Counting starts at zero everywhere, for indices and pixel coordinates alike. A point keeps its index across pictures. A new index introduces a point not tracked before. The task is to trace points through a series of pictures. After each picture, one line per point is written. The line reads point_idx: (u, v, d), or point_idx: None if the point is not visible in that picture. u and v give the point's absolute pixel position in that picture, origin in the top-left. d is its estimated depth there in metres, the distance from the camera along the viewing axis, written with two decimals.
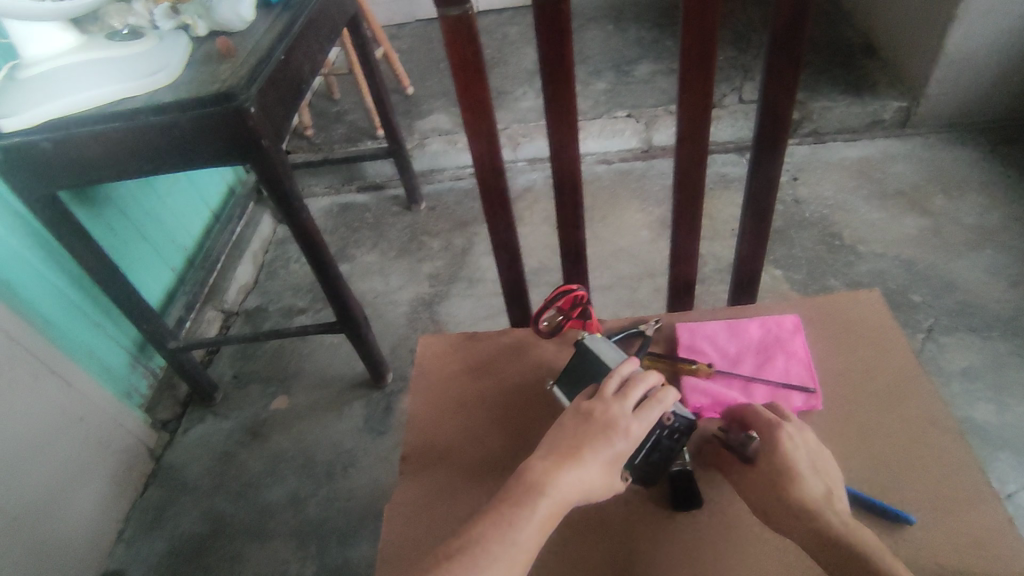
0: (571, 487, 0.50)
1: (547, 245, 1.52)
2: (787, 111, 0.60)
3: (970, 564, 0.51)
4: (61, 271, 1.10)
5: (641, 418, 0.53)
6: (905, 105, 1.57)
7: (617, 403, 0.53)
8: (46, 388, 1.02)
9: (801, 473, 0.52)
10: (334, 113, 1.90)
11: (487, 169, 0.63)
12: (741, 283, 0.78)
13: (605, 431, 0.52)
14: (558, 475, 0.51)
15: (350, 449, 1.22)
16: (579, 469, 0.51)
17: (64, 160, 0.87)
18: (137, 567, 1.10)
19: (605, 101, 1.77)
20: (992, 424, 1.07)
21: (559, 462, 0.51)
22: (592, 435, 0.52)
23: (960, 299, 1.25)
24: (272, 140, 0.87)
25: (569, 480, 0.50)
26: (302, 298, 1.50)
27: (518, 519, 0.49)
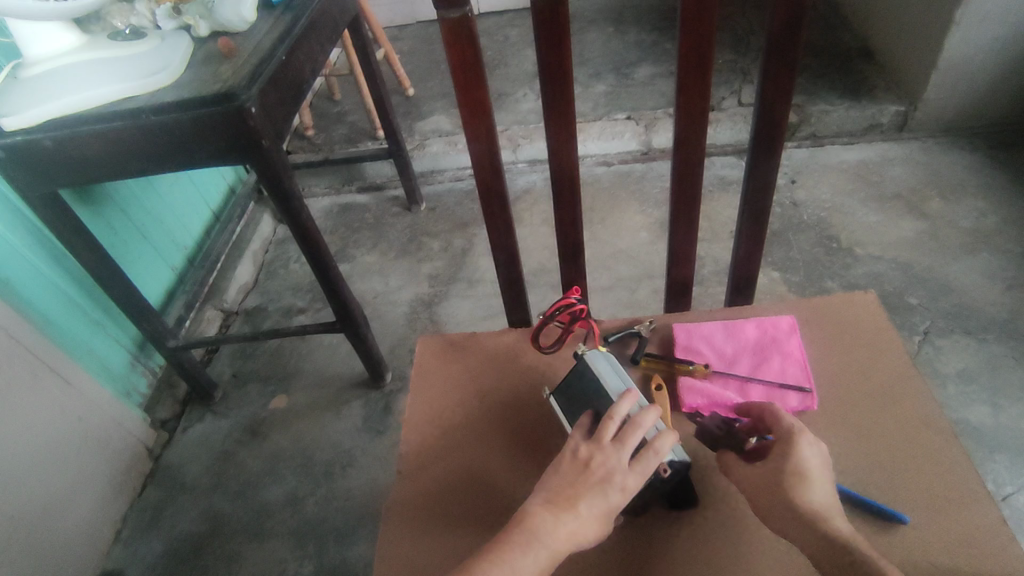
0: (566, 538, 0.50)
1: (547, 246, 1.53)
2: (784, 114, 0.60)
3: (962, 563, 0.51)
4: (61, 270, 1.11)
5: (639, 469, 0.52)
6: (902, 109, 1.58)
7: (616, 453, 0.53)
8: (45, 387, 1.02)
9: (807, 473, 0.51)
10: (335, 114, 1.91)
11: (486, 170, 0.64)
12: (738, 285, 0.78)
13: (603, 483, 0.52)
14: (552, 523, 0.50)
15: (348, 448, 1.22)
16: (573, 517, 0.51)
17: (65, 159, 0.87)
18: (136, 565, 1.10)
19: (605, 103, 1.77)
20: (987, 426, 1.08)
21: (554, 509, 0.51)
22: (587, 483, 0.52)
23: (956, 302, 1.26)
24: (272, 140, 0.87)
25: (562, 529, 0.50)
26: (301, 298, 1.51)
27: (512, 568, 0.49)
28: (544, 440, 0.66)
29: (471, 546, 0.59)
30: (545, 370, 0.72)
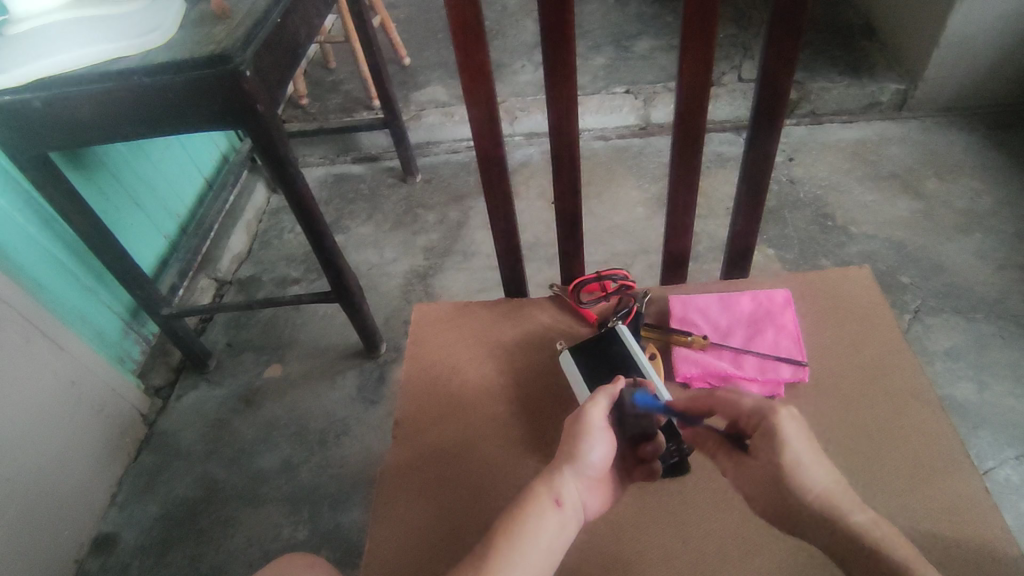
0: (548, 540, 0.52)
1: (543, 220, 1.53)
2: (786, 85, 0.60)
3: (945, 529, 0.53)
4: (52, 235, 1.09)
5: (597, 414, 0.56)
6: (902, 88, 1.58)
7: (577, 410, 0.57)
8: (37, 351, 1.02)
9: (805, 465, 0.50)
10: (329, 83, 1.87)
11: (485, 138, 0.63)
12: (734, 259, 0.78)
13: (570, 438, 0.55)
14: (537, 526, 0.52)
15: (343, 418, 1.23)
16: (556, 517, 0.52)
17: (56, 121, 0.85)
18: (131, 529, 1.11)
19: (604, 76, 1.75)
20: (972, 402, 1.10)
21: (536, 510, 0.52)
22: (563, 481, 0.54)
23: (947, 281, 1.27)
24: (266, 105, 0.86)
25: (545, 531, 0.52)
26: (295, 269, 1.50)
27: (510, 525, 0.52)
28: (539, 407, 0.67)
29: (463, 513, 0.61)
30: (542, 337, 0.73)
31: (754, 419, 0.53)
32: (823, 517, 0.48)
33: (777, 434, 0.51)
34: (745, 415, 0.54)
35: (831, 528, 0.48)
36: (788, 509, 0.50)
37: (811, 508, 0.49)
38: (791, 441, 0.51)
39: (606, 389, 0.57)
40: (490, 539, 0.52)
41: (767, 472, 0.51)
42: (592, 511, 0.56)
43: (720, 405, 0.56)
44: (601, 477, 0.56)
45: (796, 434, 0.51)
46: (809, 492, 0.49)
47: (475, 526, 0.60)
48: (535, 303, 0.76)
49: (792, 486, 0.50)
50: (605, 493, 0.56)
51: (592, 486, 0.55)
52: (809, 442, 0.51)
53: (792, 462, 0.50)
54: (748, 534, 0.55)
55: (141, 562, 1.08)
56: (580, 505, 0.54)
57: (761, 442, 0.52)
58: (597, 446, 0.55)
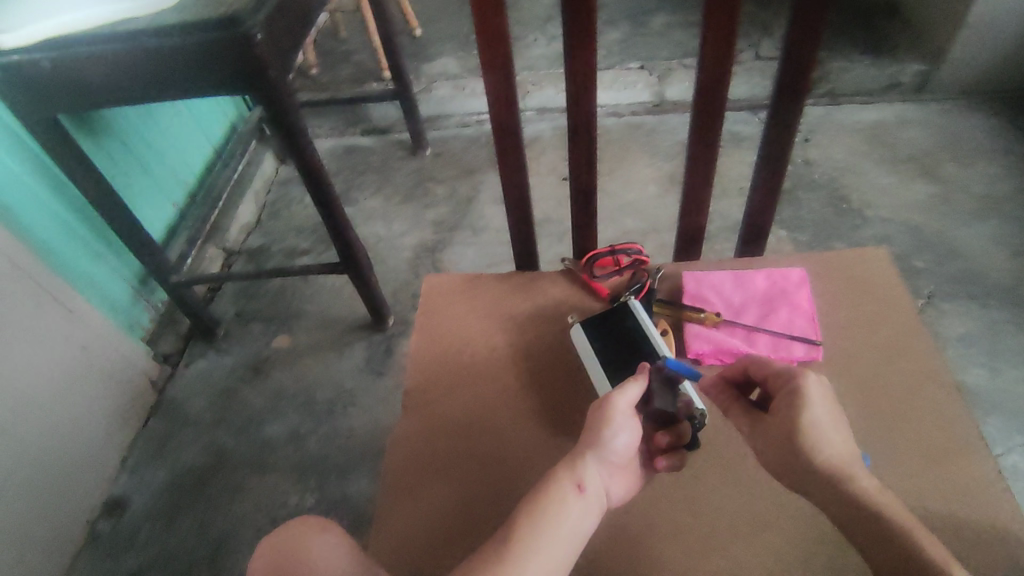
0: (572, 527, 0.50)
1: (553, 196, 1.51)
2: (811, 58, 0.58)
3: (956, 511, 0.53)
4: (62, 199, 1.09)
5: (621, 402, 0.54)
6: (924, 68, 1.54)
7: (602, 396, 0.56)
8: (48, 316, 1.02)
9: (818, 431, 0.50)
10: (339, 53, 1.85)
11: (500, 106, 0.62)
12: (749, 236, 0.77)
13: (595, 424, 0.53)
14: (561, 512, 0.50)
15: (351, 389, 1.24)
16: (577, 502, 0.51)
17: (65, 83, 0.84)
18: (141, 493, 1.13)
19: (619, 51, 1.72)
20: (983, 388, 1.09)
21: (559, 495, 0.50)
22: (586, 466, 0.52)
23: (962, 267, 1.25)
24: (277, 70, 0.85)
25: (569, 516, 0.50)
26: (304, 240, 1.50)
27: (531, 510, 0.50)
28: (549, 383, 0.67)
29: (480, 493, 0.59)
30: (553, 313, 0.72)
31: (781, 380, 0.53)
32: (832, 481, 0.49)
33: (803, 397, 0.51)
34: (771, 375, 0.54)
35: (833, 489, 0.49)
36: (798, 471, 0.50)
37: (816, 469, 0.49)
38: (813, 404, 0.51)
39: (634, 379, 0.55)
40: (509, 524, 0.50)
41: (783, 432, 0.51)
42: (614, 498, 0.54)
43: (750, 365, 0.56)
44: (624, 464, 0.54)
45: (819, 398, 0.52)
46: (821, 456, 0.49)
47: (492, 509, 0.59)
48: (546, 277, 0.76)
49: (808, 446, 0.50)
50: (627, 480, 0.55)
51: (615, 472, 0.54)
52: (827, 409, 0.51)
53: (812, 426, 0.50)
54: (755, 511, 0.55)
55: (151, 525, 1.09)
56: (602, 492, 0.52)
57: (783, 401, 0.52)
58: (621, 433, 0.53)
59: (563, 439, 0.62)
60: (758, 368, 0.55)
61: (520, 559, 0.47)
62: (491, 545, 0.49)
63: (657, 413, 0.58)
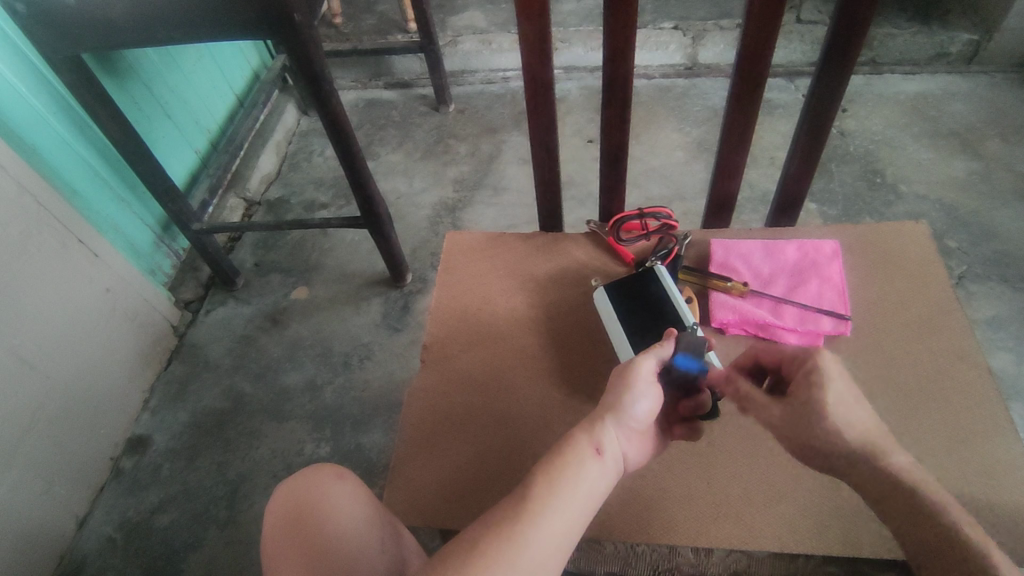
0: (589, 490, 0.49)
1: (577, 158, 1.48)
2: (866, 16, 0.54)
3: (977, 491, 0.52)
4: (86, 141, 1.09)
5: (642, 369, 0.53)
6: (975, 38, 1.46)
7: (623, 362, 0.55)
8: (74, 257, 1.03)
9: (844, 408, 0.49)
10: (364, 1, 1.80)
11: (534, 57, 0.60)
12: (782, 205, 0.75)
13: (616, 389, 0.53)
14: (578, 474, 0.49)
15: (367, 343, 1.25)
16: (595, 466, 0.50)
17: (88, 20, 0.83)
18: (162, 434, 1.16)
19: (652, 9, 1.66)
20: (1008, 373, 1.07)
21: (576, 457, 0.50)
22: (605, 430, 0.51)
23: (998, 248, 1.21)
24: (303, 13, 0.82)
25: (587, 478, 0.49)
26: (324, 193, 1.49)
27: (549, 470, 0.49)
28: (568, 344, 0.66)
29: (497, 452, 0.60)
30: (576, 275, 0.71)
31: (797, 360, 0.52)
32: (862, 461, 0.48)
33: (820, 372, 0.50)
34: (785, 357, 0.53)
35: (864, 470, 0.48)
36: (822, 450, 0.49)
37: (844, 448, 0.48)
38: (832, 380, 0.50)
39: (655, 349, 0.54)
40: (526, 483, 0.49)
41: (803, 410, 0.50)
42: (631, 463, 0.53)
43: (760, 353, 0.55)
44: (643, 430, 0.53)
45: (838, 372, 0.50)
46: (849, 433, 0.48)
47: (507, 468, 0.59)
48: (570, 239, 0.75)
49: (833, 424, 0.48)
50: (645, 445, 0.54)
51: (634, 438, 0.53)
52: (846, 385, 0.50)
53: (835, 402, 0.49)
54: (775, 484, 0.55)
55: (172, 463, 1.13)
56: (620, 457, 0.52)
57: (802, 379, 0.51)
58: (642, 398, 0.52)
59: (580, 402, 0.62)
60: (768, 354, 0.54)
61: (537, 519, 0.47)
62: (508, 505, 0.48)
63: (678, 382, 0.57)
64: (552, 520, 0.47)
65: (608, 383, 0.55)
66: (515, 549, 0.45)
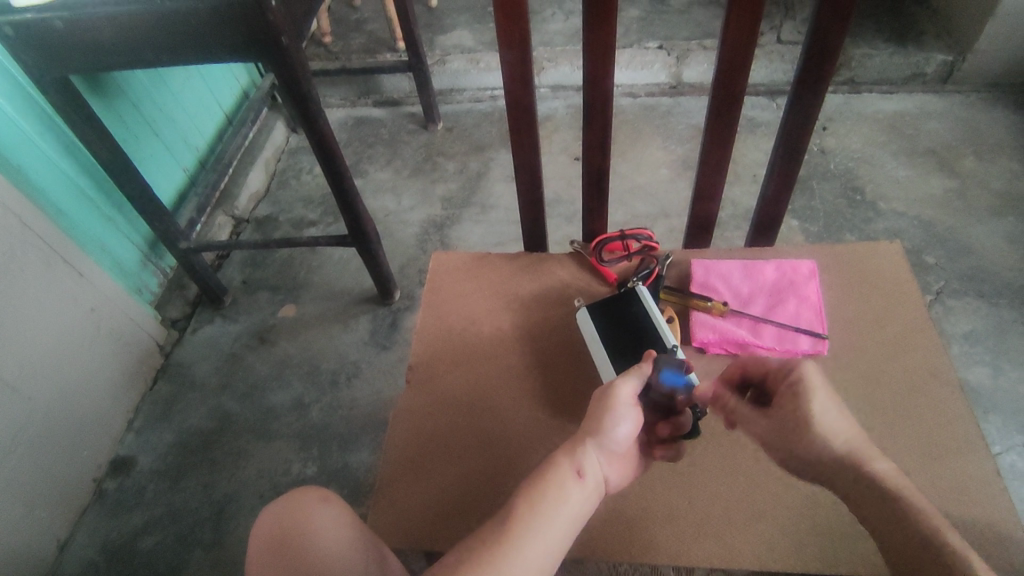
0: (570, 513, 0.50)
1: (564, 175, 1.50)
2: (836, 44, 0.56)
3: (952, 508, 0.53)
4: (73, 160, 1.09)
5: (622, 393, 0.53)
6: (949, 59, 1.50)
7: (603, 386, 0.55)
8: (59, 276, 1.03)
9: (825, 421, 0.51)
10: (353, 21, 1.82)
11: (515, 83, 0.61)
12: (761, 225, 0.77)
13: (597, 412, 0.53)
14: (559, 498, 0.50)
15: (354, 361, 1.25)
16: (576, 489, 0.51)
17: (76, 43, 0.84)
18: (147, 454, 1.15)
19: (637, 29, 1.69)
20: (986, 387, 1.09)
21: (558, 481, 0.51)
22: (586, 453, 0.52)
23: (974, 264, 1.24)
24: (291, 37, 0.84)
25: (568, 502, 0.50)
26: (312, 211, 1.50)
27: (531, 494, 0.50)
28: (552, 365, 0.67)
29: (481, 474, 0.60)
30: (559, 295, 0.72)
31: (781, 372, 0.54)
32: (846, 468, 0.50)
33: (803, 385, 0.52)
34: (770, 370, 0.54)
35: (847, 476, 0.50)
36: (808, 458, 0.52)
37: (827, 456, 0.51)
38: (817, 392, 0.52)
39: (636, 371, 0.55)
40: (508, 507, 0.50)
41: (788, 422, 0.52)
42: (612, 484, 0.54)
43: (747, 364, 0.56)
44: (623, 452, 0.54)
45: (821, 385, 0.52)
46: (832, 442, 0.50)
47: (491, 490, 0.59)
48: (554, 259, 0.76)
49: (816, 434, 0.51)
50: (626, 467, 0.55)
51: (614, 460, 0.54)
52: (829, 397, 0.52)
53: (817, 413, 0.51)
54: (762, 509, 0.55)
55: (157, 484, 1.12)
56: (601, 480, 0.52)
57: (787, 390, 0.53)
58: (623, 422, 0.52)
59: (564, 424, 0.63)
60: (756, 366, 0.55)
61: (519, 543, 0.47)
62: (489, 529, 0.49)
63: (655, 402, 0.57)
64: (534, 544, 0.48)
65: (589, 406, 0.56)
66: (497, 573, 0.46)
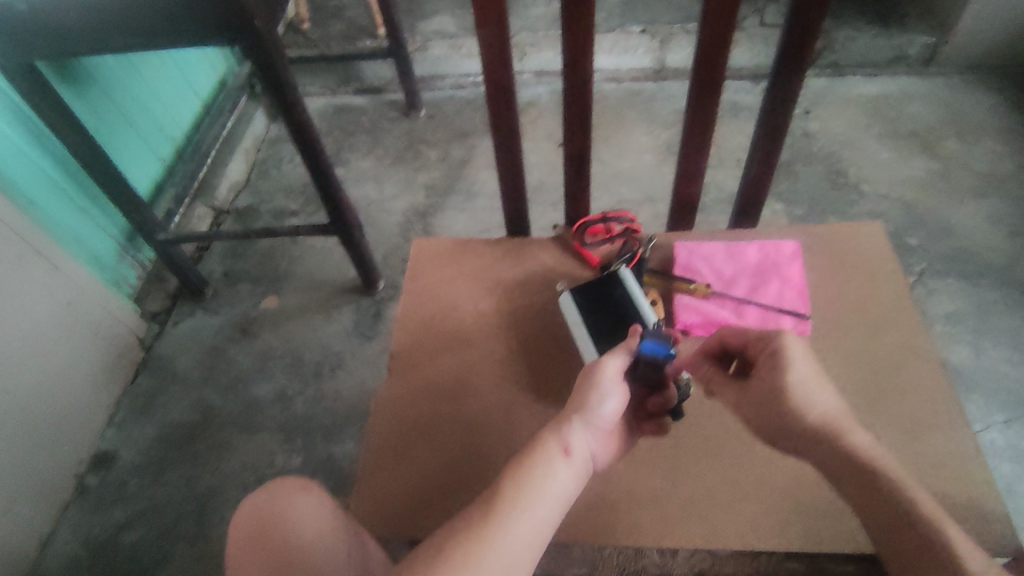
0: (557, 490, 0.49)
1: (548, 162, 1.49)
2: (817, 21, 0.56)
3: (933, 484, 0.54)
4: (44, 150, 1.06)
5: (609, 368, 0.53)
6: (931, 41, 1.50)
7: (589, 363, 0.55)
8: (32, 270, 1.01)
9: (801, 393, 0.50)
10: (332, 7, 1.78)
11: (493, 62, 0.60)
12: (744, 207, 0.76)
13: (583, 390, 0.53)
14: (546, 475, 0.49)
15: (339, 351, 1.23)
16: (563, 466, 0.50)
17: (41, 27, 0.81)
18: (129, 450, 1.13)
19: (620, 13, 1.67)
20: (967, 366, 1.10)
21: (545, 458, 0.50)
22: (572, 430, 0.52)
23: (955, 245, 1.25)
24: (264, 20, 0.81)
25: (555, 479, 0.49)
26: (293, 201, 1.48)
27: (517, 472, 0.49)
28: (535, 348, 0.67)
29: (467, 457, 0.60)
30: (542, 279, 0.72)
31: (760, 344, 0.53)
32: (824, 440, 0.49)
33: (784, 356, 0.51)
34: (750, 339, 0.54)
35: (825, 449, 0.49)
36: (787, 430, 0.51)
37: (806, 428, 0.50)
38: (795, 363, 0.51)
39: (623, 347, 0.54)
40: (495, 485, 0.49)
41: (767, 395, 0.52)
42: (599, 462, 0.54)
43: (726, 334, 0.56)
44: (610, 429, 0.54)
45: (800, 355, 0.52)
46: (809, 415, 0.50)
47: (477, 473, 0.59)
48: (537, 243, 0.75)
49: (796, 406, 0.50)
50: (612, 445, 0.54)
51: (601, 437, 0.53)
52: (807, 368, 0.52)
53: (795, 384, 0.51)
54: (749, 492, 0.55)
55: (139, 480, 1.10)
56: (588, 457, 0.52)
57: (766, 363, 0.52)
58: (610, 397, 0.52)
59: (548, 406, 0.62)
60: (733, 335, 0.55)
61: (507, 521, 0.46)
62: (476, 508, 0.48)
63: (643, 378, 0.56)
64: (521, 520, 0.47)
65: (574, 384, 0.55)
66: (485, 550, 0.45)
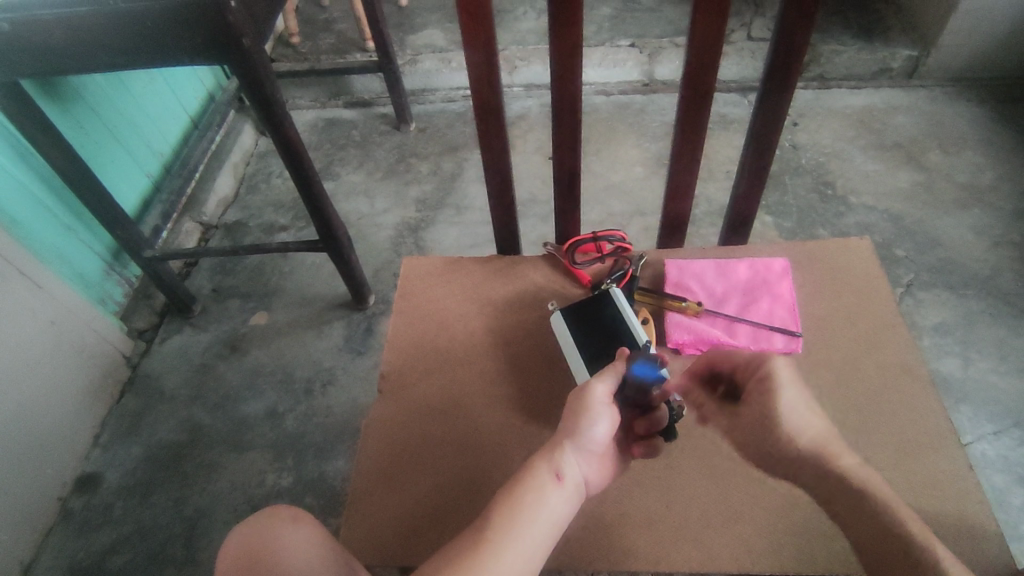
0: (550, 516, 0.49)
1: (538, 175, 1.49)
2: (802, 42, 0.56)
3: (924, 503, 0.54)
4: (28, 168, 1.05)
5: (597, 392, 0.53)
6: (915, 54, 1.53)
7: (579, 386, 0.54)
8: (16, 289, 0.99)
9: (790, 418, 0.51)
10: (322, 21, 1.78)
11: (482, 84, 0.60)
12: (733, 224, 0.76)
13: (574, 414, 0.52)
14: (538, 502, 0.49)
15: (329, 367, 1.22)
16: (556, 492, 0.50)
17: (25, 46, 0.80)
18: (115, 471, 1.11)
19: (609, 27, 1.69)
20: (956, 376, 1.11)
21: (537, 485, 0.50)
22: (564, 455, 0.51)
23: (942, 256, 1.26)
24: (252, 38, 0.81)
25: (548, 505, 0.49)
26: (283, 215, 1.47)
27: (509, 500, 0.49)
28: (526, 368, 0.66)
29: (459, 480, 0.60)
30: (534, 298, 0.71)
31: (749, 368, 0.54)
32: (813, 463, 0.50)
33: (773, 381, 0.52)
34: (738, 364, 0.55)
35: (813, 472, 0.50)
36: (777, 454, 0.52)
37: (795, 453, 0.51)
38: (784, 389, 0.52)
39: (610, 370, 0.54)
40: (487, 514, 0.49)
41: (758, 418, 0.53)
42: (593, 486, 0.53)
43: (715, 359, 0.56)
44: (603, 452, 0.53)
45: (788, 380, 0.53)
46: (798, 439, 0.51)
47: (469, 496, 0.58)
48: (528, 262, 0.75)
49: (784, 429, 0.51)
50: (606, 468, 0.54)
51: (594, 460, 0.53)
52: (797, 393, 0.53)
53: (785, 409, 0.52)
54: (741, 514, 0.55)
55: (125, 501, 1.08)
56: (581, 482, 0.52)
57: (754, 388, 0.53)
58: (599, 421, 0.52)
59: (540, 426, 0.62)
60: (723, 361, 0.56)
61: (498, 551, 0.47)
62: (469, 537, 0.48)
63: (632, 401, 0.56)
64: (513, 548, 0.47)
65: (566, 407, 0.55)
66: None
